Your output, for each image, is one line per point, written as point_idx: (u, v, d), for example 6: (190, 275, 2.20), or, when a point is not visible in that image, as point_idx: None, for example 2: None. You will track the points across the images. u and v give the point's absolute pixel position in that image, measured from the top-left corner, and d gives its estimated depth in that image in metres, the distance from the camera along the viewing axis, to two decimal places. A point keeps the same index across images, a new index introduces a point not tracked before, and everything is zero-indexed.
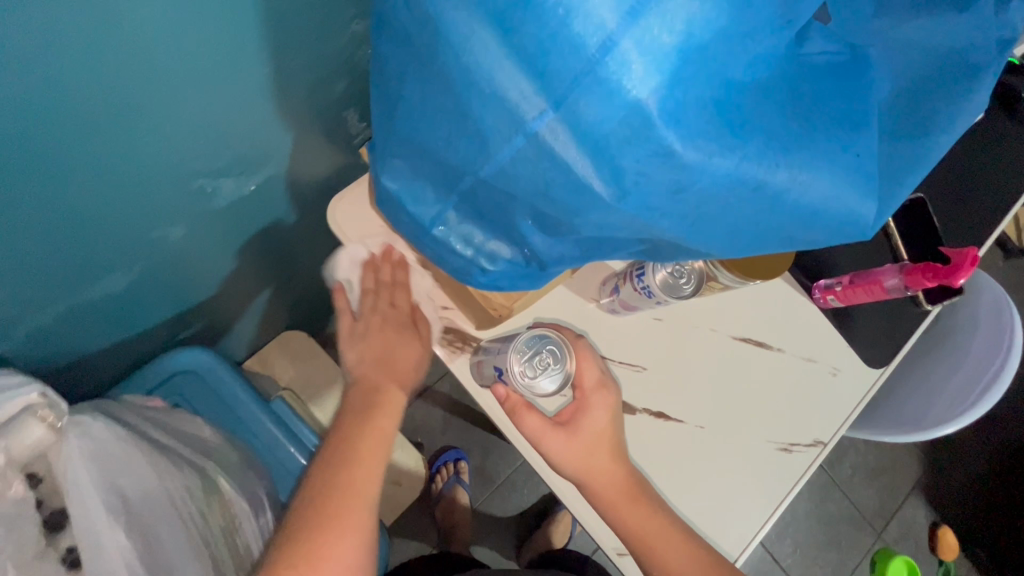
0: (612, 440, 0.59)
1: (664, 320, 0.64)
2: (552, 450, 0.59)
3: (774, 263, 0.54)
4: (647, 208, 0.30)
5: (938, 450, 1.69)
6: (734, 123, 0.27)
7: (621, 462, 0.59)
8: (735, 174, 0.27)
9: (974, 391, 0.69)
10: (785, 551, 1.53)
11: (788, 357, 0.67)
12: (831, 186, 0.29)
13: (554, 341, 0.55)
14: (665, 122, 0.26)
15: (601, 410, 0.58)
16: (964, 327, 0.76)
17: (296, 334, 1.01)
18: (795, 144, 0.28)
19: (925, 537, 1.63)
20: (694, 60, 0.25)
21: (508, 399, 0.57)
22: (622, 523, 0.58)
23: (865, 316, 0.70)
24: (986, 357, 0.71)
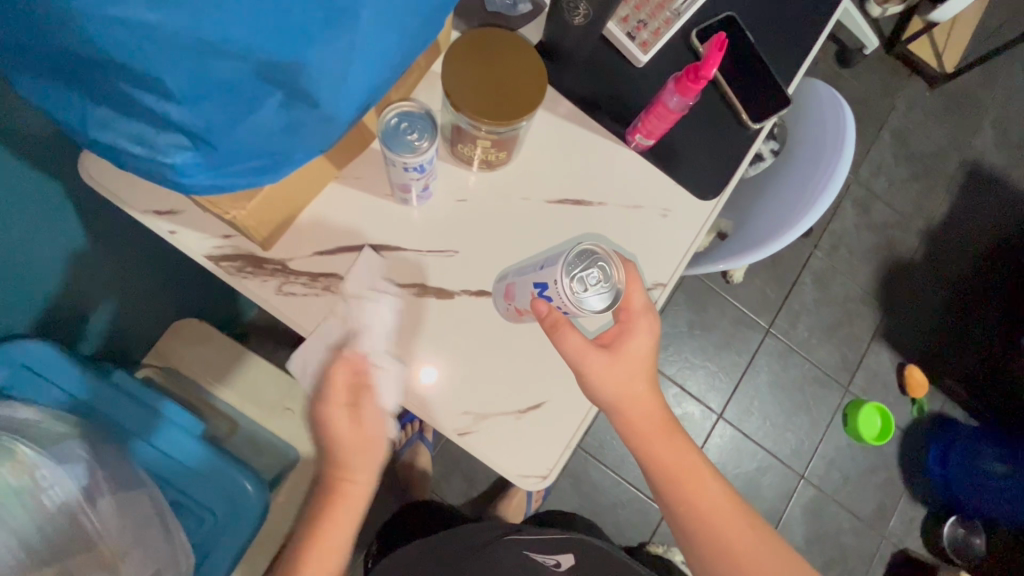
0: (646, 364, 0.61)
1: (469, 201, 0.62)
2: (595, 376, 0.58)
3: (528, 92, 0.51)
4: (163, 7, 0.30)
5: (892, 294, 1.69)
6: None
7: (653, 389, 0.62)
8: None
9: (818, 186, 0.67)
10: (753, 425, 1.55)
11: (611, 209, 0.65)
12: None
13: (604, 259, 0.51)
14: None
15: (644, 332, 0.60)
16: (808, 138, 0.75)
17: (189, 321, 0.95)
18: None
19: (893, 380, 1.64)
20: None
21: (550, 316, 0.54)
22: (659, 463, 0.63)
23: (688, 151, 0.68)
24: (822, 162, 0.69)
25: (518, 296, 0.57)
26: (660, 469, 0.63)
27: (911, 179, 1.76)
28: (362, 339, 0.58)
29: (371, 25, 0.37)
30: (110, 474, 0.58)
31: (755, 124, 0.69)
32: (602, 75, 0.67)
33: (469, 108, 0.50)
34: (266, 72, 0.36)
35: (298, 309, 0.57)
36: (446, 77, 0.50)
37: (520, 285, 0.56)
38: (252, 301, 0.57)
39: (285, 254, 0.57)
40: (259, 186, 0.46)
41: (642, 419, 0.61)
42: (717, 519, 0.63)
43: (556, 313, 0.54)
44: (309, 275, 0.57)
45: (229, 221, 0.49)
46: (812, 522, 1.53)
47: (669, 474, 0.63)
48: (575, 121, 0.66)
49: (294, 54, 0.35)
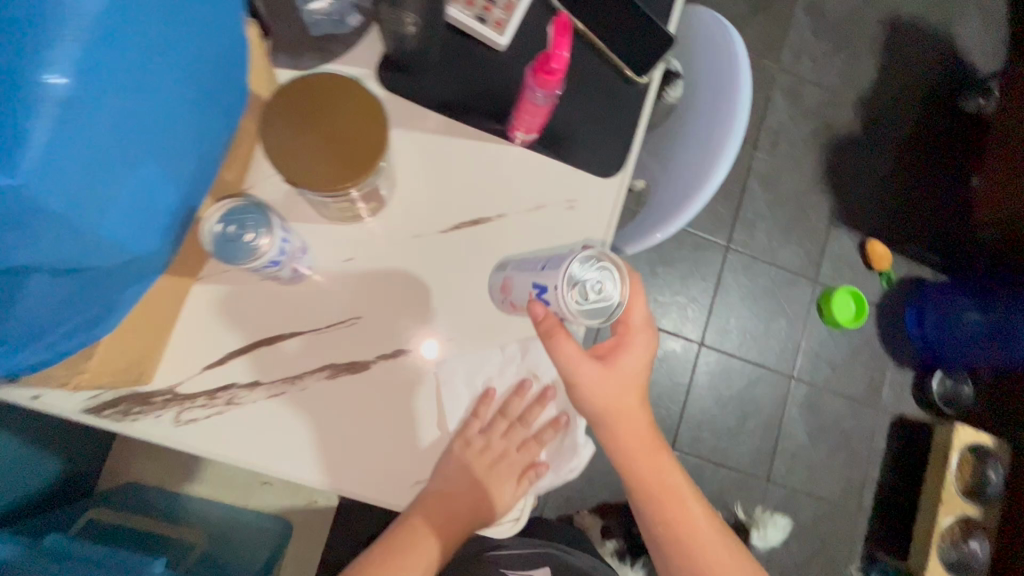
0: (640, 382, 0.59)
1: (357, 257, 0.56)
2: (587, 381, 0.55)
3: (369, 139, 0.44)
4: None
5: (839, 175, 1.67)
6: None
7: (643, 409, 0.59)
8: None
9: (720, 136, 0.62)
10: (735, 342, 1.56)
11: (513, 218, 0.60)
12: None
13: (610, 264, 0.49)
14: None
15: (641, 347, 0.57)
16: (702, 78, 0.69)
17: None
18: None
19: (858, 259, 1.65)
20: None
21: (546, 321, 0.51)
22: (642, 479, 0.61)
23: (579, 130, 0.62)
24: (718, 103, 0.65)
25: (515, 292, 0.54)
26: (643, 483, 0.61)
27: (833, 51, 1.70)
28: (283, 443, 0.53)
29: (82, 178, 0.32)
30: None
31: (642, 78, 0.63)
32: (463, 71, 0.60)
33: (305, 179, 0.43)
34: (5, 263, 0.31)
35: (202, 433, 0.51)
36: (271, 149, 0.43)
37: (520, 282, 0.53)
38: (152, 441, 0.51)
39: (171, 380, 0.51)
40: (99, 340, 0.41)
41: (635, 429, 0.59)
42: (693, 543, 0.62)
43: (552, 319, 0.51)
44: (203, 392, 0.52)
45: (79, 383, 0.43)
46: (812, 416, 1.57)
47: (649, 490, 0.62)
48: (449, 133, 0.60)
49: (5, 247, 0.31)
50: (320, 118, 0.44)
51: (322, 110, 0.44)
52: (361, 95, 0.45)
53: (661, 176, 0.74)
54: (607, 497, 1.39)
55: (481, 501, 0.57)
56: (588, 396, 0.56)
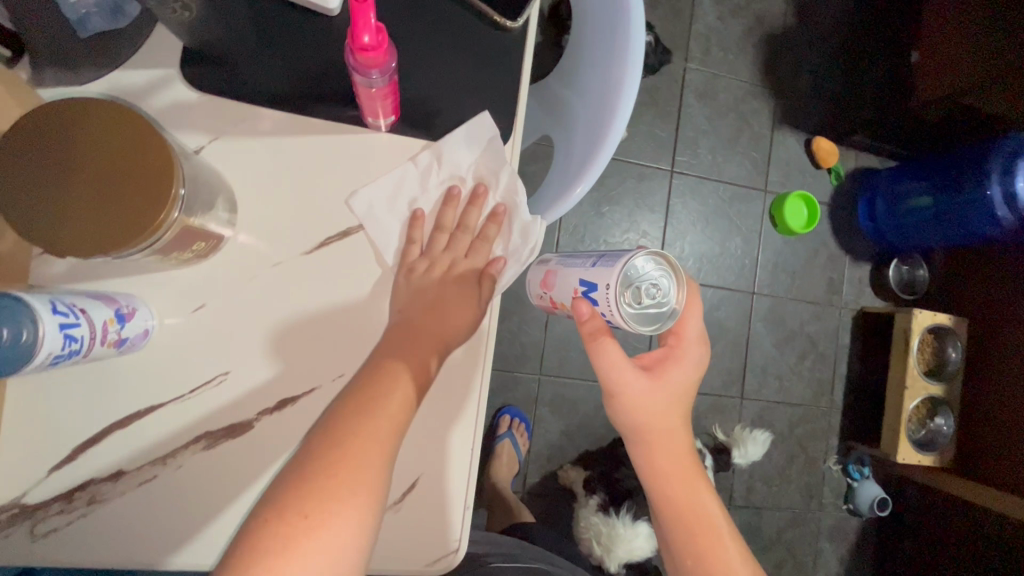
0: (686, 403, 0.57)
1: (209, 304, 0.47)
2: (632, 388, 0.55)
3: (145, 174, 0.34)
4: None
5: (777, 73, 1.57)
6: None
7: (686, 433, 0.58)
8: None
9: (614, 81, 0.54)
10: (692, 269, 1.52)
11: (390, 220, 0.51)
12: None
13: (661, 276, 0.51)
14: None
15: (692, 364, 0.57)
16: (591, 9, 0.59)
17: None
18: None
19: (806, 160, 1.59)
20: None
21: (591, 321, 0.54)
22: (678, 505, 0.56)
23: (450, 98, 0.52)
24: (608, 43, 0.56)
25: (567, 290, 0.59)
26: (671, 506, 0.57)
27: None
28: (167, 533, 0.46)
29: None
30: None
31: (516, 24, 0.52)
32: (290, 50, 0.48)
33: (73, 247, 0.34)
34: None
35: (66, 544, 0.44)
36: (18, 216, 0.33)
37: (572, 280, 0.58)
38: (13, 561, 0.44)
39: (14, 491, 0.44)
40: None
41: (674, 448, 0.57)
42: None
43: (597, 321, 0.53)
44: (57, 497, 0.44)
45: None
46: (777, 327, 1.57)
47: (679, 515, 0.56)
48: (291, 132, 0.49)
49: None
50: (78, 161, 0.34)
51: (83, 151, 0.34)
52: (132, 124, 0.34)
53: (564, 131, 0.66)
54: (587, 445, 1.40)
55: (438, 305, 0.50)
56: (626, 401, 0.56)
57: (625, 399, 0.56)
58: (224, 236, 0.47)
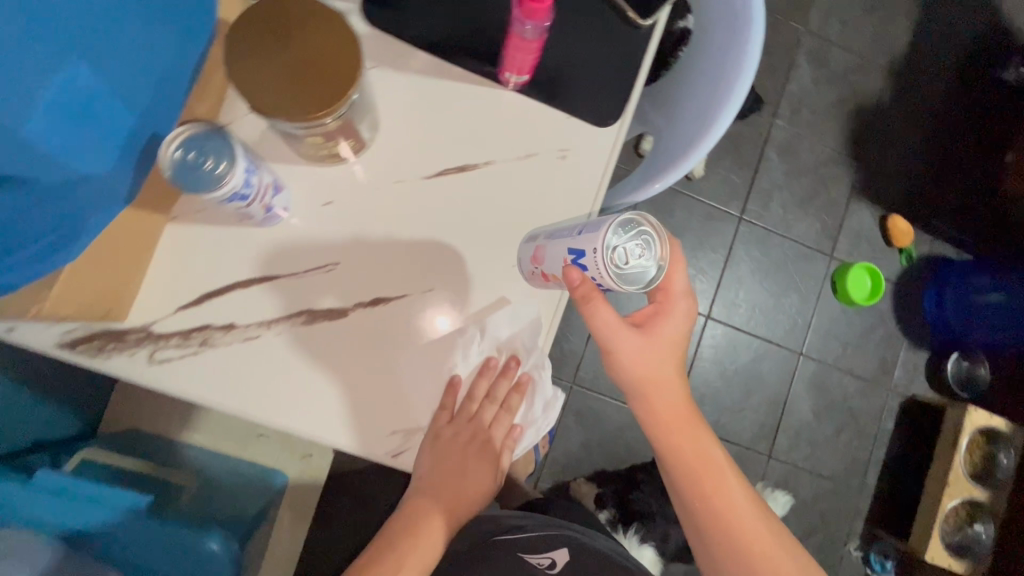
0: (680, 350, 0.62)
1: (336, 201, 0.54)
2: (628, 347, 0.59)
3: (338, 63, 0.42)
4: None
5: (863, 146, 1.59)
6: None
7: (681, 379, 0.63)
8: None
9: (727, 83, 0.59)
10: (743, 318, 1.52)
11: (500, 166, 0.57)
12: None
13: (650, 232, 0.48)
14: None
15: (682, 315, 0.60)
16: (712, 23, 0.65)
17: None
18: None
19: (877, 235, 1.58)
20: None
21: (581, 287, 0.50)
22: (677, 447, 0.63)
23: (573, 74, 0.58)
24: (726, 54, 0.61)
25: (549, 261, 0.52)
26: (682, 464, 0.63)
27: (865, 13, 1.60)
28: (253, 388, 0.52)
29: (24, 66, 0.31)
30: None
31: (645, 22, 0.59)
32: (451, 8, 0.57)
33: (272, 109, 0.41)
34: None
35: (176, 374, 0.51)
36: (236, 78, 0.41)
37: (553, 249, 0.51)
38: (127, 379, 0.51)
39: (145, 318, 0.51)
40: (57, 268, 0.39)
41: (673, 393, 0.62)
42: (734, 520, 0.62)
43: (589, 284, 0.49)
44: (178, 332, 0.51)
45: (48, 315, 0.42)
46: (819, 394, 1.54)
47: (684, 465, 0.63)
48: (436, 74, 0.56)
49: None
50: (288, 43, 0.42)
51: (294, 35, 0.42)
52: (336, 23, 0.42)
53: (664, 132, 0.71)
54: (604, 464, 1.40)
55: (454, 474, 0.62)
56: (619, 356, 0.60)
57: (621, 356, 0.60)
58: (344, 159, 0.54)
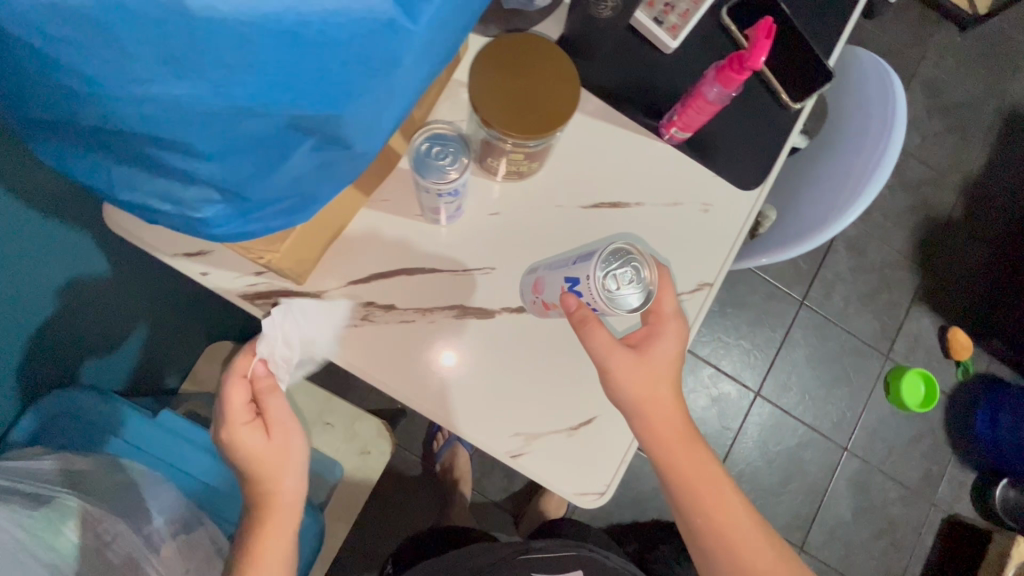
0: (674, 369, 0.57)
1: (501, 214, 0.59)
2: (618, 369, 0.55)
3: (563, 96, 0.47)
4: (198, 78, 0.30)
5: (931, 256, 1.62)
6: None
7: (677, 401, 0.58)
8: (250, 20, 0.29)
9: (865, 171, 0.63)
10: (792, 401, 1.52)
11: (650, 209, 0.62)
12: None
13: (639, 259, 0.48)
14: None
15: (673, 338, 0.57)
16: (852, 120, 0.70)
17: (224, 344, 0.93)
18: None
19: (935, 344, 1.58)
20: None
21: (577, 311, 0.52)
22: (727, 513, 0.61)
23: (727, 139, 0.64)
24: (869, 147, 0.65)
25: (547, 291, 0.54)
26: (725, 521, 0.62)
27: (946, 131, 1.68)
28: (394, 363, 0.56)
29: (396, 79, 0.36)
30: (183, 522, 0.59)
31: (796, 105, 0.65)
32: (629, 66, 0.64)
33: (502, 125, 0.47)
34: (297, 128, 0.34)
35: (338, 342, 0.55)
36: (475, 91, 0.47)
37: (550, 280, 0.54)
38: (292, 336, 0.56)
39: (320, 286, 0.55)
40: (293, 226, 0.45)
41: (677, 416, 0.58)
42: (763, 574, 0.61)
43: (585, 308, 0.51)
44: (344, 303, 0.56)
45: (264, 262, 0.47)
46: (859, 494, 1.51)
47: (706, 511, 0.61)
48: (605, 118, 0.63)
49: (326, 109, 0.34)
50: (524, 73, 0.47)
51: (527, 69, 0.48)
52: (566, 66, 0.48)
53: (787, 208, 0.75)
54: (634, 522, 1.38)
55: None
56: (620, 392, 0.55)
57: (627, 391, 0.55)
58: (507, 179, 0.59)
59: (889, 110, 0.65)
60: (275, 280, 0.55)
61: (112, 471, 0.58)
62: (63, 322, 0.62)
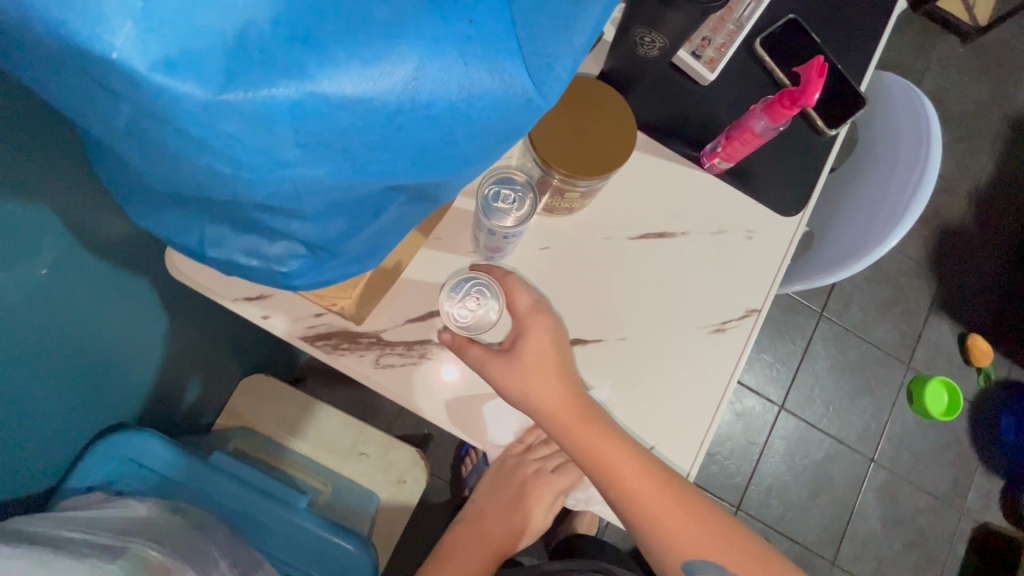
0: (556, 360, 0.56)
1: (551, 247, 0.60)
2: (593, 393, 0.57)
3: (619, 137, 0.49)
4: (309, 174, 0.27)
5: (946, 263, 1.63)
6: (336, 56, 0.23)
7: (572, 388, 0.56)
8: (371, 114, 0.25)
9: (905, 195, 0.64)
10: (816, 413, 1.51)
11: (695, 238, 0.63)
12: (493, 69, 0.26)
13: (474, 280, 0.57)
14: (248, 98, 0.23)
15: (542, 330, 0.55)
16: (885, 142, 0.71)
17: (258, 376, 0.93)
18: (427, 41, 0.24)
19: (956, 352, 1.58)
20: (260, 34, 0.23)
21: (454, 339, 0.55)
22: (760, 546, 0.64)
23: (766, 166, 0.65)
24: (905, 170, 0.66)
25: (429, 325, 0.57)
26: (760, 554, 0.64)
27: (953, 140, 1.70)
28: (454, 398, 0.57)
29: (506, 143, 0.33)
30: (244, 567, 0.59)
31: (830, 131, 0.67)
32: (668, 97, 0.65)
33: (562, 166, 0.48)
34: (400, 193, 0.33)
35: (396, 381, 0.56)
36: (536, 134, 0.48)
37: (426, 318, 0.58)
38: (351, 376, 0.56)
39: (378, 326, 0.56)
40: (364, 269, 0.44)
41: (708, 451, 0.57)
42: None
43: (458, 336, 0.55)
44: (402, 342, 0.56)
45: None
46: (888, 506, 1.50)
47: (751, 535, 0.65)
48: (647, 149, 0.64)
49: (439, 177, 0.31)
50: (580, 113, 0.49)
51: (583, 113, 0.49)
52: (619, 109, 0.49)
53: (821, 229, 0.76)
54: None
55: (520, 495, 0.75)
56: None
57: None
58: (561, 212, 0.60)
59: (923, 134, 0.66)
60: (334, 321, 0.56)
61: (177, 519, 0.59)
62: (118, 365, 0.62)
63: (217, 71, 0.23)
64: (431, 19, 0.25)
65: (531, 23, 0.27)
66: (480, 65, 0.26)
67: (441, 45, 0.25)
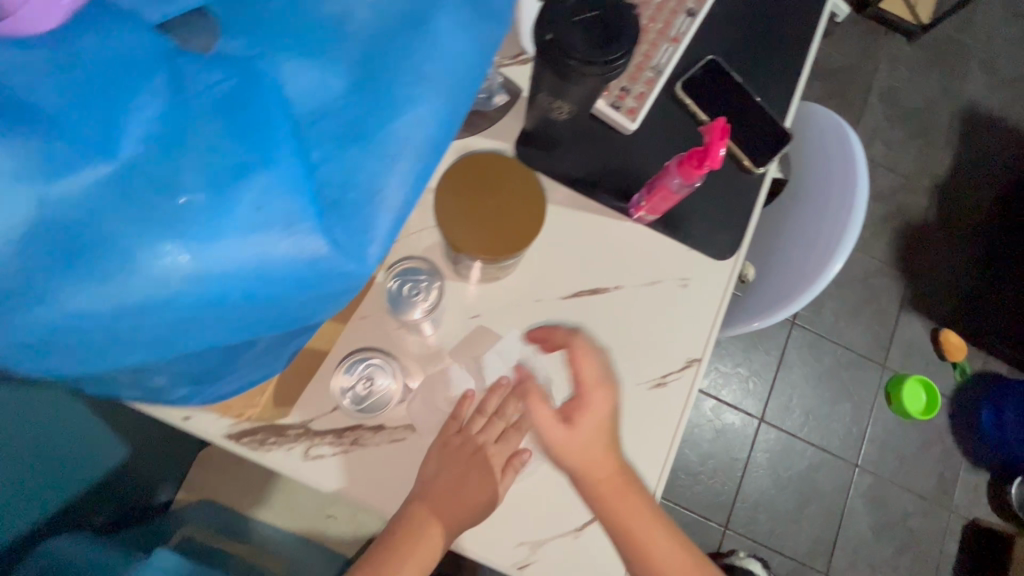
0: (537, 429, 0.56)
1: (481, 316, 0.59)
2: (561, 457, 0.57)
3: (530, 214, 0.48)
4: (144, 329, 0.34)
5: (913, 260, 1.64)
6: (144, 236, 0.31)
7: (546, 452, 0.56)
8: (184, 278, 0.32)
9: (837, 229, 0.64)
10: (796, 422, 1.51)
11: (629, 292, 0.62)
12: (286, 234, 0.33)
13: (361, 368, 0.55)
14: (77, 282, 0.31)
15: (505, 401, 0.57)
16: (816, 174, 0.71)
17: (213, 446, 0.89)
18: (221, 221, 0.32)
19: (930, 348, 1.59)
20: (78, 233, 0.30)
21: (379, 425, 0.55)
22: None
23: (696, 210, 0.65)
24: (836, 204, 0.66)
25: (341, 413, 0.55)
26: None
27: (908, 137, 1.72)
28: (388, 481, 0.55)
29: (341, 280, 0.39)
30: None
31: (758, 169, 0.66)
32: (592, 149, 0.64)
33: (471, 248, 0.47)
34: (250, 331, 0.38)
35: (328, 472, 0.54)
36: (444, 219, 0.47)
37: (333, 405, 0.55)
38: (281, 471, 0.54)
39: (306, 416, 0.54)
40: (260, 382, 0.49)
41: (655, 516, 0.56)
42: None
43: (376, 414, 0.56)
44: (332, 431, 0.55)
45: None
46: (876, 510, 1.49)
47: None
48: (574, 205, 0.63)
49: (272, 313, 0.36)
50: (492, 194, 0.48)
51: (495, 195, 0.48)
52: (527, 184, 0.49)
53: (763, 262, 0.76)
54: None
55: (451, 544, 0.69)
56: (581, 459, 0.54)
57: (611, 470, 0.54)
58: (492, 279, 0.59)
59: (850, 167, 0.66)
60: (258, 416, 0.54)
61: None
62: None
63: (59, 267, 0.30)
64: (220, 204, 0.32)
65: (349, 193, 0.36)
66: (273, 233, 0.33)
67: (256, 221, 0.32)
